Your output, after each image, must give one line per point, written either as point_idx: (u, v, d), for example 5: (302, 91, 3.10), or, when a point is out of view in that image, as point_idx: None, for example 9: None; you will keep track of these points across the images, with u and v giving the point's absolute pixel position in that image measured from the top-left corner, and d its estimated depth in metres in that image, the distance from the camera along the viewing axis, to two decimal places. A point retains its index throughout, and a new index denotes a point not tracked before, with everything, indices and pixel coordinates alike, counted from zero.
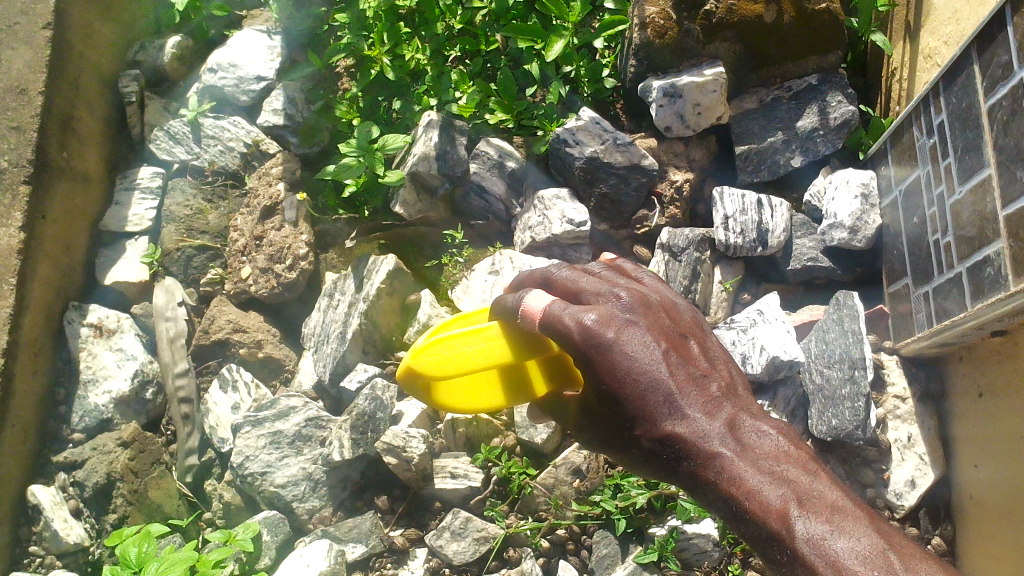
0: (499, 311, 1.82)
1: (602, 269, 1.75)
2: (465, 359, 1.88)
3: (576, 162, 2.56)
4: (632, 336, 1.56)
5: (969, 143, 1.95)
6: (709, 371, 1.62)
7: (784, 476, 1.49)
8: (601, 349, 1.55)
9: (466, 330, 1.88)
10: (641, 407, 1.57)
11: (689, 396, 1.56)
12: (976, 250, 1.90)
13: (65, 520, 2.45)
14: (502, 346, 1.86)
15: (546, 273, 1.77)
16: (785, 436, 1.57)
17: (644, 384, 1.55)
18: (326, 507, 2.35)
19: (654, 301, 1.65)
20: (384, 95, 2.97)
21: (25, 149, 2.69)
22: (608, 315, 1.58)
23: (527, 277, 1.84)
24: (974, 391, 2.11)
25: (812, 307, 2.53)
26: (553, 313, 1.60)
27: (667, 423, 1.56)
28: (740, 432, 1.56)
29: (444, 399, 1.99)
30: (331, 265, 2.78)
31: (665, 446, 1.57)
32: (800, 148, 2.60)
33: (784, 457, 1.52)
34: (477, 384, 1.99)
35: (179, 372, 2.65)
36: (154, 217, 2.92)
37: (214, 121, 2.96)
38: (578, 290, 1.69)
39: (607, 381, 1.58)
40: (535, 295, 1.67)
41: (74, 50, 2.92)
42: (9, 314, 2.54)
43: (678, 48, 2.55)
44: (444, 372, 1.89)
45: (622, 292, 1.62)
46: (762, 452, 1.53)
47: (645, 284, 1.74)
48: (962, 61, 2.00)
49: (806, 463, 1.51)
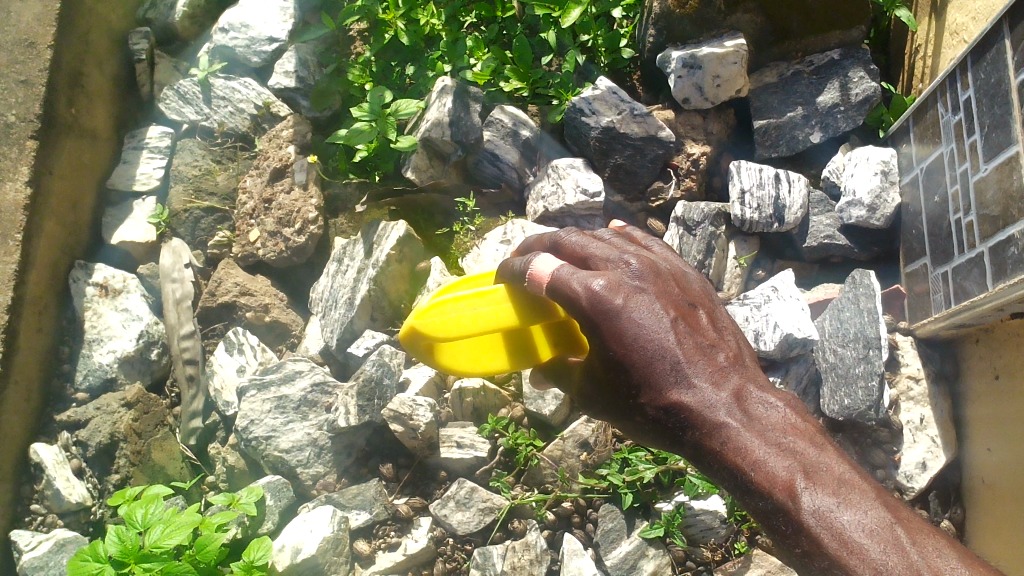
0: (505, 274, 1.79)
1: (613, 236, 1.71)
2: (469, 320, 1.86)
3: (592, 132, 2.53)
4: (640, 304, 1.53)
5: (996, 120, 1.91)
6: (717, 341, 1.59)
7: (790, 447, 1.47)
8: (608, 316, 1.52)
9: (472, 292, 1.86)
10: (646, 375, 1.54)
11: (696, 365, 1.53)
12: (999, 229, 1.86)
13: (67, 480, 2.42)
14: (507, 311, 1.82)
15: (555, 237, 1.73)
16: (792, 408, 1.55)
17: (651, 352, 1.52)
18: (330, 473, 2.34)
19: (663, 269, 1.61)
20: (397, 60, 2.92)
21: (33, 104, 2.66)
22: (617, 282, 1.54)
23: (535, 240, 1.79)
24: (990, 372, 2.08)
25: (827, 286, 2.50)
26: (561, 277, 1.56)
27: (673, 391, 1.53)
28: (747, 403, 1.53)
29: (447, 361, 1.99)
30: (340, 230, 2.73)
31: (670, 415, 1.54)
32: (820, 124, 2.56)
33: (791, 428, 1.50)
34: (481, 348, 1.98)
35: (185, 334, 2.62)
36: (162, 176, 2.89)
37: (225, 82, 2.93)
38: (586, 256, 1.65)
39: (613, 349, 1.54)
40: (544, 259, 1.64)
41: (85, 4, 2.87)
42: (14, 271, 2.52)
43: (699, 18, 2.49)
44: (448, 333, 1.87)
45: (631, 259, 1.58)
46: (769, 423, 1.51)
47: (654, 252, 1.70)
48: (992, 35, 1.95)
49: (813, 435, 1.50)
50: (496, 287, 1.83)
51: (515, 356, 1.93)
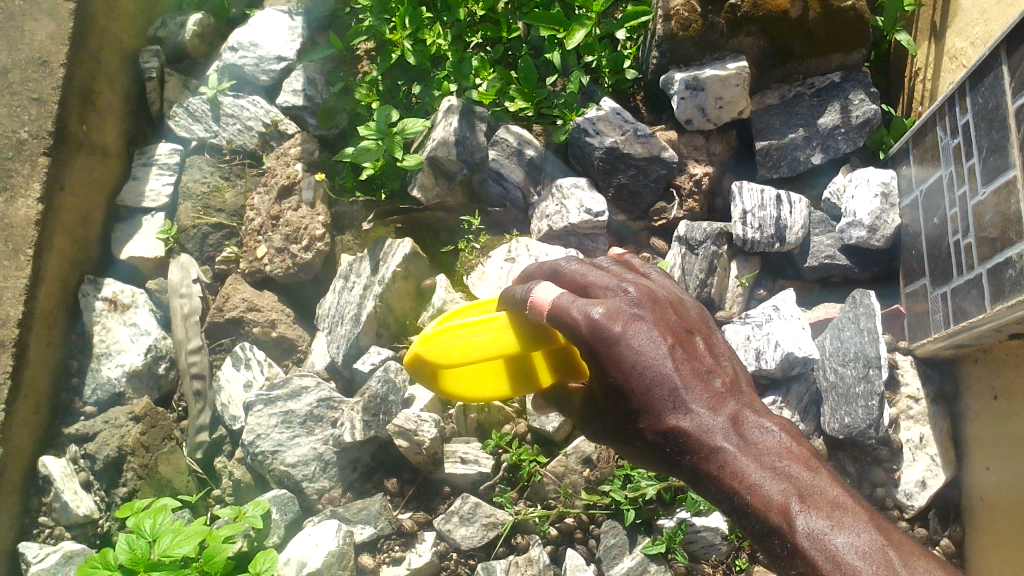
0: (506, 300, 1.82)
1: (611, 263, 1.74)
2: (474, 346, 1.88)
3: (596, 152, 2.56)
4: (638, 331, 1.55)
5: (994, 144, 1.94)
6: (714, 367, 1.62)
7: (786, 471, 1.49)
8: (608, 343, 1.54)
9: (474, 319, 1.89)
10: (645, 401, 1.56)
11: (694, 391, 1.56)
12: (997, 251, 1.89)
13: (75, 492, 2.45)
14: (509, 337, 1.86)
15: (555, 265, 1.75)
16: (787, 432, 1.57)
17: (650, 379, 1.55)
18: (335, 488, 2.36)
19: (661, 296, 1.64)
20: (404, 79, 2.96)
21: (46, 121, 2.69)
22: (616, 309, 1.56)
23: (536, 268, 1.82)
24: (989, 392, 2.11)
25: (827, 305, 2.53)
26: (562, 305, 1.59)
27: (671, 417, 1.56)
28: (743, 427, 1.56)
29: (450, 388, 2.00)
30: (347, 247, 2.74)
31: (668, 440, 1.57)
32: (821, 145, 2.60)
33: (786, 453, 1.53)
34: (483, 375, 2.00)
35: (193, 348, 2.65)
36: (171, 193, 2.92)
37: (234, 100, 2.97)
38: (586, 284, 1.68)
39: (613, 375, 1.56)
40: (544, 286, 1.67)
41: (98, 24, 2.92)
42: (25, 285, 2.55)
43: (702, 41, 2.55)
44: (452, 360, 1.89)
45: (629, 287, 1.61)
46: (765, 447, 1.53)
47: (652, 279, 1.73)
48: (990, 61, 1.98)
49: (807, 459, 1.52)
50: (500, 314, 1.86)
51: (517, 383, 1.96)
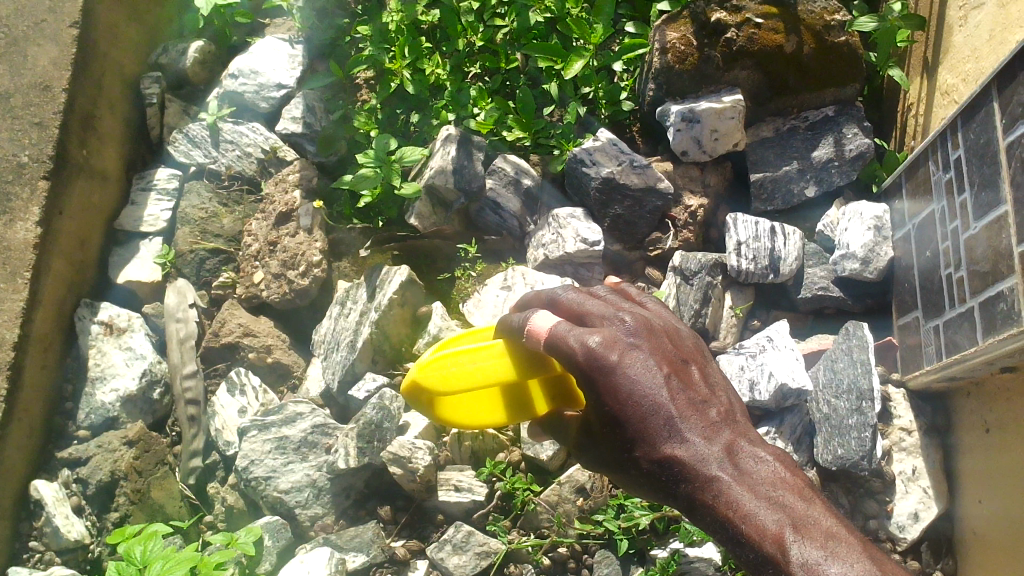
0: (501, 329, 1.84)
1: (608, 293, 1.75)
2: (469, 374, 1.91)
3: (592, 183, 2.58)
4: (634, 360, 1.56)
5: (985, 179, 1.97)
6: (709, 397, 1.62)
7: (781, 501, 1.50)
8: (604, 371, 1.55)
9: (472, 346, 1.91)
10: (641, 430, 1.56)
11: (689, 420, 1.56)
12: (989, 285, 1.91)
13: (66, 517, 2.44)
14: (504, 364, 1.87)
15: (552, 294, 1.78)
16: (781, 462, 1.58)
17: (645, 408, 1.55)
18: (327, 515, 2.35)
19: (658, 326, 1.65)
20: (403, 108, 2.99)
21: (46, 145, 2.71)
22: (613, 338, 1.58)
23: (534, 296, 1.85)
24: (981, 425, 2.12)
25: (821, 337, 2.54)
26: (559, 333, 1.60)
27: (666, 445, 1.56)
28: (738, 457, 1.56)
29: (448, 414, 2.02)
30: (344, 273, 2.76)
31: (663, 469, 1.57)
32: (815, 178, 2.63)
33: (781, 482, 1.54)
34: (481, 401, 2.01)
35: (188, 373, 2.66)
36: (169, 218, 2.94)
37: (233, 126, 3.00)
38: (583, 313, 1.70)
39: (609, 404, 1.57)
40: (542, 315, 1.68)
41: (99, 50, 2.94)
42: (22, 308, 2.55)
43: (698, 74, 2.60)
44: (449, 387, 1.93)
45: (626, 316, 1.64)
46: (759, 477, 1.54)
47: (648, 309, 1.75)
48: (981, 97, 2.01)
49: (801, 489, 1.53)
50: (496, 342, 1.89)
51: (513, 411, 1.97)
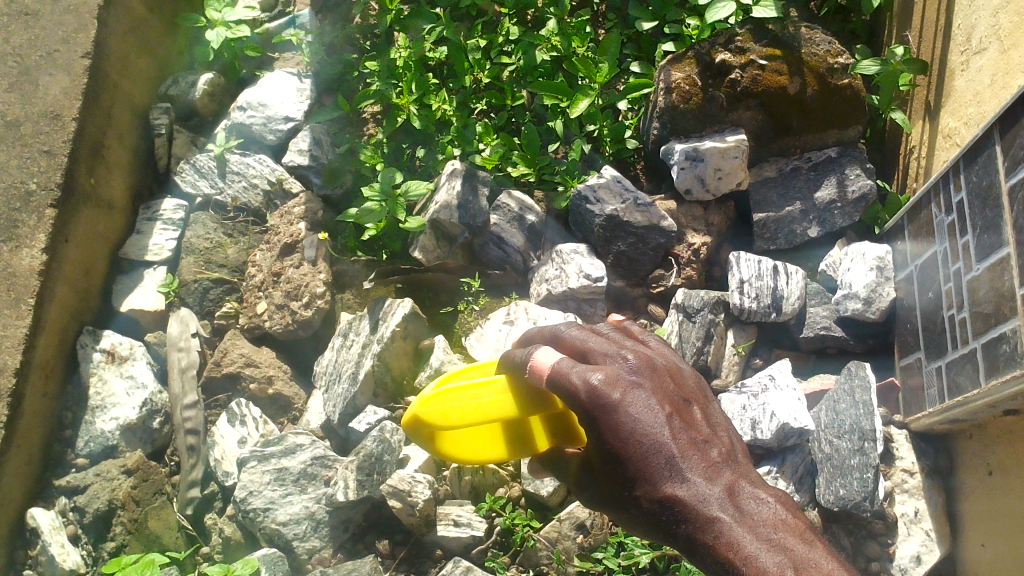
0: (506, 364, 1.83)
1: (610, 330, 1.75)
2: (470, 410, 1.88)
3: (596, 219, 2.59)
4: (636, 399, 1.55)
5: (988, 221, 1.98)
6: (710, 437, 1.62)
7: (781, 544, 1.51)
8: (607, 410, 1.54)
9: (473, 382, 1.89)
10: (643, 469, 1.55)
11: (690, 460, 1.56)
12: (992, 327, 1.91)
13: (62, 546, 2.43)
14: (506, 402, 1.85)
15: (555, 330, 1.77)
16: (782, 503, 1.58)
17: (647, 447, 1.54)
18: (326, 548, 2.33)
19: (660, 364, 1.64)
20: (408, 142, 3.02)
21: (55, 173, 2.73)
22: (615, 376, 1.56)
23: (537, 332, 1.84)
24: (983, 468, 2.11)
25: (823, 376, 2.54)
26: (561, 370, 1.59)
27: (668, 485, 1.55)
28: (739, 498, 1.56)
29: (446, 448, 2.01)
30: (347, 305, 2.79)
31: (664, 508, 1.56)
32: (817, 219, 2.63)
33: (781, 524, 1.54)
34: (481, 435, 2.00)
35: (189, 404, 2.65)
36: (174, 247, 2.95)
37: (240, 158, 3.02)
38: (585, 350, 1.69)
39: (610, 442, 1.56)
40: (544, 351, 1.67)
41: (110, 80, 2.98)
42: (25, 334, 2.56)
43: (703, 113, 2.63)
44: (448, 421, 1.90)
45: (629, 354, 1.63)
46: (760, 519, 1.54)
47: (650, 347, 1.74)
48: (983, 140, 2.03)
49: (802, 531, 1.54)
50: (498, 378, 1.87)
51: (513, 446, 1.96)
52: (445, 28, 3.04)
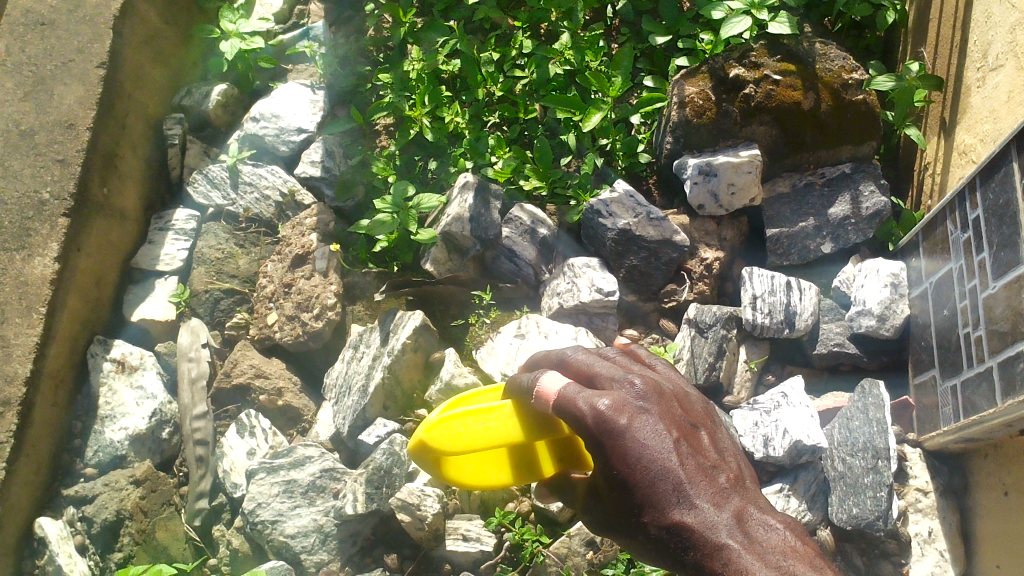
0: (512, 390, 1.82)
1: (617, 354, 1.76)
2: (476, 435, 1.88)
3: (608, 233, 2.58)
4: (643, 424, 1.54)
5: (1005, 239, 1.96)
6: (719, 463, 1.60)
7: (791, 571, 1.47)
8: (613, 435, 1.53)
9: (480, 407, 1.89)
10: (650, 494, 1.54)
11: (698, 485, 1.54)
12: (1008, 345, 1.89)
13: (70, 556, 2.43)
14: (512, 426, 1.85)
15: (562, 354, 1.77)
16: (792, 530, 1.55)
17: (654, 472, 1.53)
18: (333, 561, 2.32)
19: (667, 390, 1.64)
20: (421, 154, 3.02)
21: (68, 182, 2.73)
22: (622, 402, 1.56)
23: (543, 356, 1.83)
24: (999, 488, 2.09)
25: (836, 394, 2.51)
26: (567, 396, 1.59)
27: (675, 511, 1.53)
28: (748, 524, 1.54)
29: (455, 474, 2.00)
30: (357, 317, 2.78)
31: (671, 535, 1.54)
32: (831, 235, 2.62)
33: (791, 551, 1.51)
34: (488, 460, 2.00)
35: (198, 415, 2.64)
36: (185, 257, 2.94)
37: (253, 169, 3.02)
38: (592, 374, 1.68)
39: (617, 467, 1.55)
40: (550, 376, 1.67)
41: (124, 90, 2.99)
42: (35, 343, 2.56)
43: (716, 128, 2.62)
44: (454, 447, 1.90)
45: (636, 379, 1.62)
46: (769, 545, 1.51)
47: (658, 371, 1.74)
48: (1000, 157, 2.01)
49: (812, 559, 1.50)
50: (505, 403, 1.86)
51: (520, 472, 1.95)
52: (459, 41, 3.05)
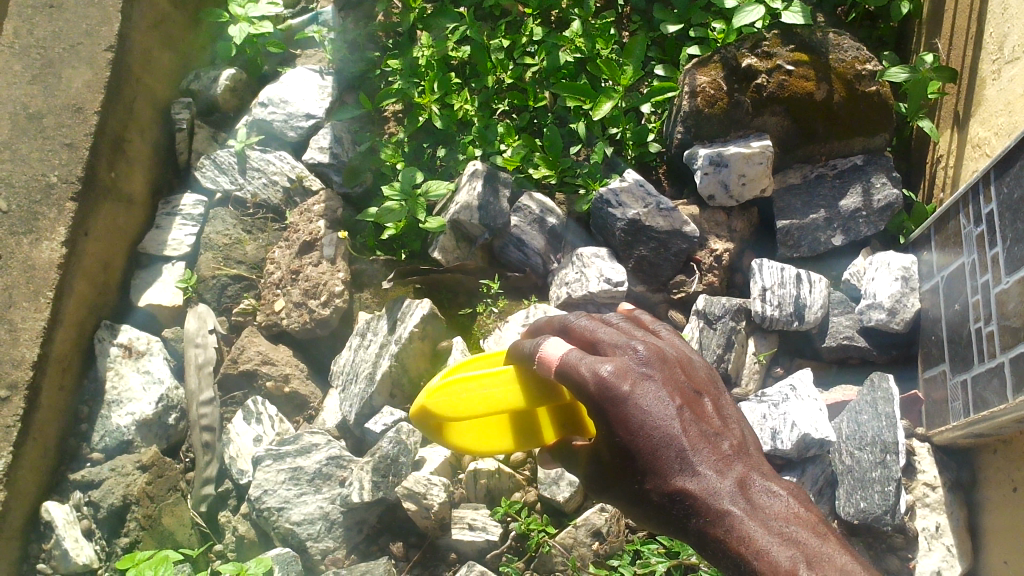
0: (512, 355, 1.85)
1: (620, 320, 1.75)
2: (479, 400, 1.94)
3: (617, 223, 2.58)
4: (645, 391, 1.53)
5: (1019, 233, 1.94)
6: (722, 429, 1.59)
7: (793, 537, 1.48)
8: (615, 401, 1.52)
9: (482, 373, 1.93)
10: (652, 461, 1.53)
11: (701, 452, 1.53)
12: (1021, 342, 1.87)
13: (76, 540, 2.43)
14: (514, 392, 1.90)
15: (563, 320, 1.78)
16: (794, 496, 1.55)
17: (656, 439, 1.52)
18: (338, 549, 2.32)
19: (671, 355, 1.62)
20: (429, 141, 3.01)
21: (76, 166, 2.72)
22: (625, 368, 1.55)
23: (544, 323, 1.86)
24: (1007, 484, 2.08)
25: (845, 388, 2.50)
26: (570, 361, 1.57)
27: (678, 478, 1.52)
28: (750, 491, 1.53)
29: (458, 443, 1.99)
30: (364, 304, 2.77)
31: (674, 502, 1.53)
32: (841, 228, 2.61)
33: (794, 517, 1.51)
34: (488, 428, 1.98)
35: (204, 400, 2.62)
36: (192, 243, 2.94)
37: (260, 154, 3.02)
38: (595, 340, 1.67)
39: (620, 434, 1.54)
40: (553, 342, 1.66)
41: (132, 75, 2.97)
42: (43, 327, 2.55)
43: (727, 118, 2.61)
44: (458, 412, 1.95)
45: (639, 345, 1.61)
46: (772, 512, 1.51)
47: (661, 336, 1.72)
48: (1016, 151, 1.99)
49: (815, 525, 1.51)
50: (506, 368, 1.91)
51: (521, 437, 1.94)
52: (470, 28, 3.03)
